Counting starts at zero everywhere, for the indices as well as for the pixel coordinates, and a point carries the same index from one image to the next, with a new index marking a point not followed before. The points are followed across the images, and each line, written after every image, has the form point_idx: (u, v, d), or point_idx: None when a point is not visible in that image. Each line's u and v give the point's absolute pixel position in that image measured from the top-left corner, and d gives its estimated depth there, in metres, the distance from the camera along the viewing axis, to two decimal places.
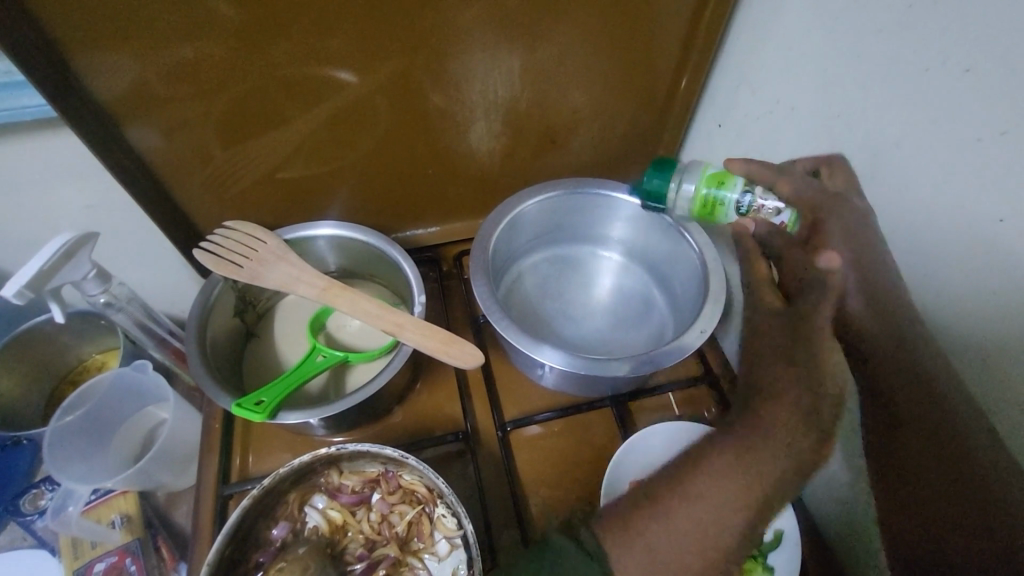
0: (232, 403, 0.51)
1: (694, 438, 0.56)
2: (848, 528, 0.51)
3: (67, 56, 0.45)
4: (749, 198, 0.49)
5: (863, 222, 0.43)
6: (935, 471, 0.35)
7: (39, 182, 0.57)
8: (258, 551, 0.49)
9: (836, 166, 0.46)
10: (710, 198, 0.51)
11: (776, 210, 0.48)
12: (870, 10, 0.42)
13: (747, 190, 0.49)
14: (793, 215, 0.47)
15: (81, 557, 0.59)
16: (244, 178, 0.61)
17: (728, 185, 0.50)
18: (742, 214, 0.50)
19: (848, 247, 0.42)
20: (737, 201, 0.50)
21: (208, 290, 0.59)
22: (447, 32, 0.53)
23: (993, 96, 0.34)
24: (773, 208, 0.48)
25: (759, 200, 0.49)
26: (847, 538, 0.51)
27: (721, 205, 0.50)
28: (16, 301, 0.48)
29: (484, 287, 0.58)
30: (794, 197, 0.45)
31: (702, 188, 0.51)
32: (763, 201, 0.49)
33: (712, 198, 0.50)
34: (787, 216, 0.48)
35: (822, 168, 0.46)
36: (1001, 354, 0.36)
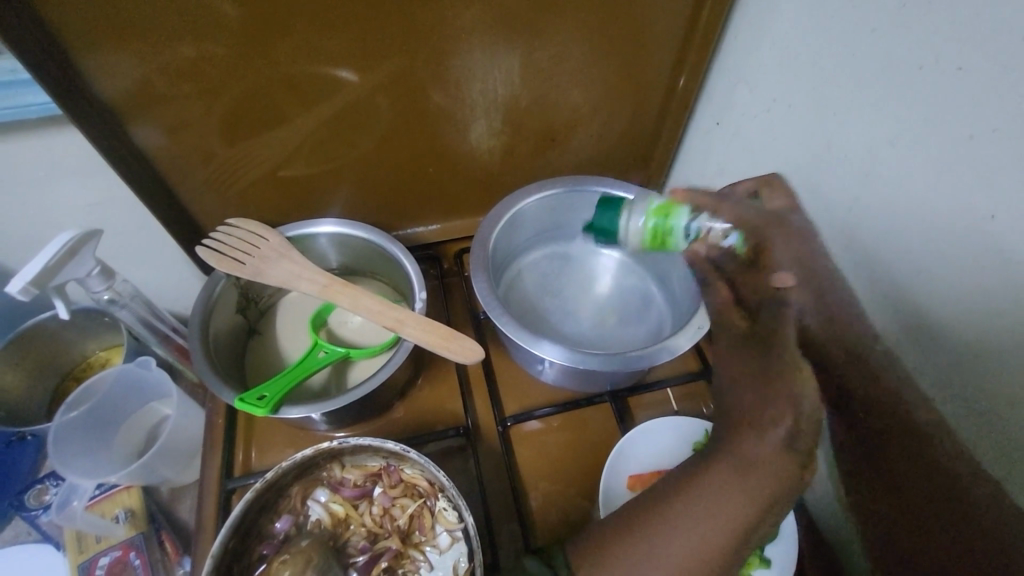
0: (235, 398, 0.51)
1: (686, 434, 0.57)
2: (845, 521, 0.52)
3: (72, 54, 0.46)
4: (695, 226, 0.47)
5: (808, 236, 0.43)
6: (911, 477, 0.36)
7: (43, 179, 0.57)
8: (262, 543, 0.50)
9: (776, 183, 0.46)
10: (659, 229, 0.48)
11: (723, 233, 0.43)
12: (865, 10, 0.42)
13: (693, 217, 0.47)
14: (740, 238, 0.42)
15: (86, 552, 0.60)
16: (247, 177, 0.61)
17: (671, 213, 0.47)
18: (692, 241, 0.47)
19: (801, 256, 0.41)
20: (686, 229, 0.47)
21: (211, 287, 0.59)
22: (446, 31, 0.53)
23: (986, 94, 0.35)
24: (720, 232, 0.44)
25: (705, 226, 0.46)
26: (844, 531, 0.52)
27: (667, 235, 0.48)
28: (21, 298, 0.49)
29: (484, 284, 0.58)
30: (756, 207, 0.45)
31: (646, 218, 0.49)
32: (709, 226, 0.45)
33: (659, 228, 0.48)
34: (731, 241, 0.43)
35: (763, 187, 0.46)
36: (995, 349, 0.36)
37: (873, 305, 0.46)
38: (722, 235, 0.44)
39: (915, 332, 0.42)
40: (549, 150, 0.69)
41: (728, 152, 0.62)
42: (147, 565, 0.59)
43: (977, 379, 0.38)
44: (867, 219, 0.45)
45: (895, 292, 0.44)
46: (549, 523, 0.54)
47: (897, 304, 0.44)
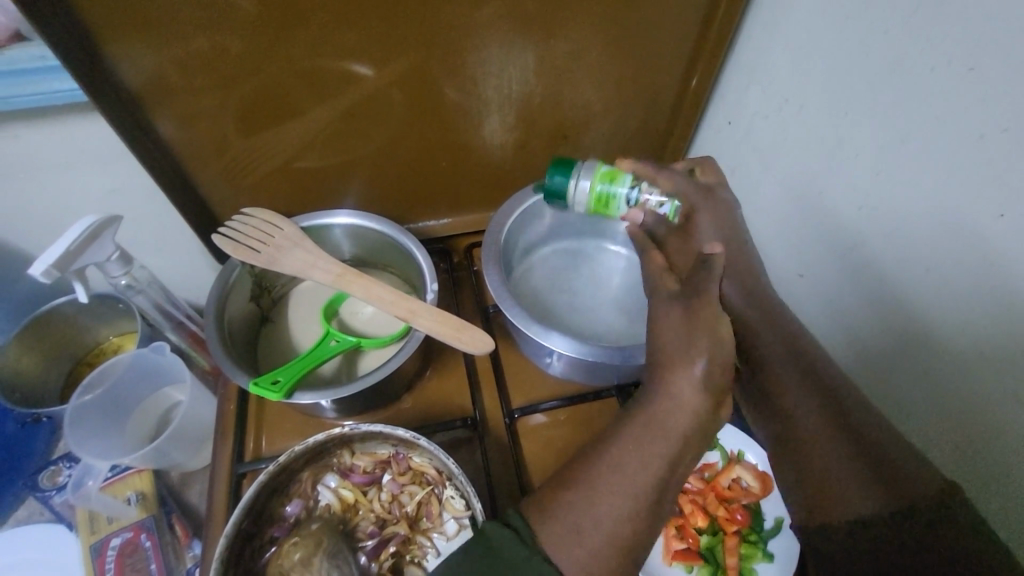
0: (250, 382, 0.52)
1: None
2: None
3: (100, 45, 0.47)
4: (637, 192, 0.52)
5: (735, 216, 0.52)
6: (869, 473, 0.37)
7: (65, 165, 0.58)
8: (273, 526, 0.51)
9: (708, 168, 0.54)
10: (603, 194, 0.51)
11: (659, 203, 0.52)
12: (879, 11, 0.43)
13: (635, 185, 0.52)
14: (673, 205, 0.52)
15: (98, 532, 0.60)
16: (263, 167, 0.62)
17: (617, 178, 0.51)
18: (632, 207, 0.52)
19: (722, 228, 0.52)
20: (627, 196, 0.51)
21: (226, 274, 0.60)
22: (463, 28, 0.54)
23: (996, 96, 0.35)
24: (657, 201, 0.52)
25: (645, 194, 0.52)
26: None
27: (613, 199, 0.51)
28: (43, 280, 0.50)
29: (495, 276, 0.59)
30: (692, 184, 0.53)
31: (594, 180, 0.51)
32: (648, 195, 0.52)
33: (606, 193, 0.51)
34: (667, 209, 0.52)
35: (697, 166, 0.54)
36: (1000, 347, 0.37)
37: (878, 304, 0.47)
38: (659, 204, 0.52)
39: (922, 329, 0.43)
40: (560, 147, 0.70)
41: (739, 152, 0.63)
42: (158, 547, 0.61)
43: (984, 378, 0.38)
44: (877, 218, 0.45)
45: (903, 291, 0.44)
46: None
47: (904, 303, 0.44)
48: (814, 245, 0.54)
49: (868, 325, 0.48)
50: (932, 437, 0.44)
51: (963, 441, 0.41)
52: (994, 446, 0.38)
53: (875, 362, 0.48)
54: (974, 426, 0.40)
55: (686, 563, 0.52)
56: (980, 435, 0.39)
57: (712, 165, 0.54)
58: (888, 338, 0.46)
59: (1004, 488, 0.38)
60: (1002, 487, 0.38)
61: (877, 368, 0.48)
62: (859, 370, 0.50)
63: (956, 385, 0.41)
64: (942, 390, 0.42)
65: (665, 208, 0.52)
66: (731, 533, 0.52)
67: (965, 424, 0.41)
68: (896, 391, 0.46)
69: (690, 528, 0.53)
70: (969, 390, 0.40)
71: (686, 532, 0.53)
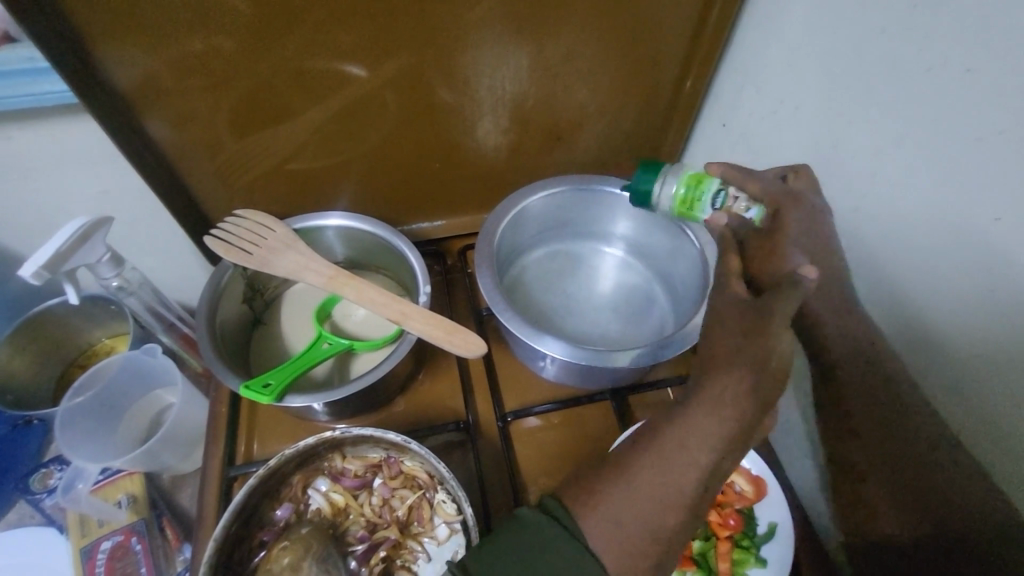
0: (240, 385, 0.52)
1: None
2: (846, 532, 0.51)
3: (90, 45, 0.47)
4: (723, 196, 0.48)
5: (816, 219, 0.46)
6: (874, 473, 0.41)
7: (56, 165, 0.58)
8: (263, 530, 0.50)
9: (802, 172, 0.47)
10: (688, 196, 0.49)
11: (745, 207, 0.48)
12: (873, 12, 0.42)
13: (722, 189, 0.48)
14: (760, 209, 0.47)
15: (89, 535, 0.60)
16: (256, 168, 0.62)
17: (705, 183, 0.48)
18: (716, 210, 0.48)
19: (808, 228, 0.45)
20: (713, 198, 0.48)
21: (218, 276, 0.60)
22: (457, 27, 0.54)
23: (990, 97, 0.35)
24: (744, 204, 0.48)
25: (732, 197, 0.48)
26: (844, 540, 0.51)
27: (699, 201, 0.49)
28: (33, 281, 0.50)
29: (488, 278, 0.59)
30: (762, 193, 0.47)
31: (681, 185, 0.49)
32: (735, 197, 0.48)
33: (691, 194, 0.49)
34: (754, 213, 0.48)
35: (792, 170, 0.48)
36: (997, 350, 0.37)
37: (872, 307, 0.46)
38: (746, 207, 0.48)
39: (919, 334, 0.43)
40: (555, 148, 0.70)
41: (734, 153, 0.63)
42: (148, 551, 0.60)
43: (979, 380, 0.38)
44: (873, 219, 0.45)
45: (900, 295, 0.44)
46: None
47: (904, 306, 0.44)
48: None
49: None
50: None
51: None
52: (994, 451, 0.38)
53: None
54: (971, 431, 0.39)
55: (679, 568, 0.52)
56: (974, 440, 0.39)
57: (809, 170, 0.47)
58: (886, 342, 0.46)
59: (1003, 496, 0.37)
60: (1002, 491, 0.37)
61: None
62: None
63: (954, 389, 0.40)
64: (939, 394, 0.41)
65: (751, 212, 0.48)
66: (723, 538, 0.51)
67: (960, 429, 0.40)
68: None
69: None
70: (966, 394, 0.39)
71: None
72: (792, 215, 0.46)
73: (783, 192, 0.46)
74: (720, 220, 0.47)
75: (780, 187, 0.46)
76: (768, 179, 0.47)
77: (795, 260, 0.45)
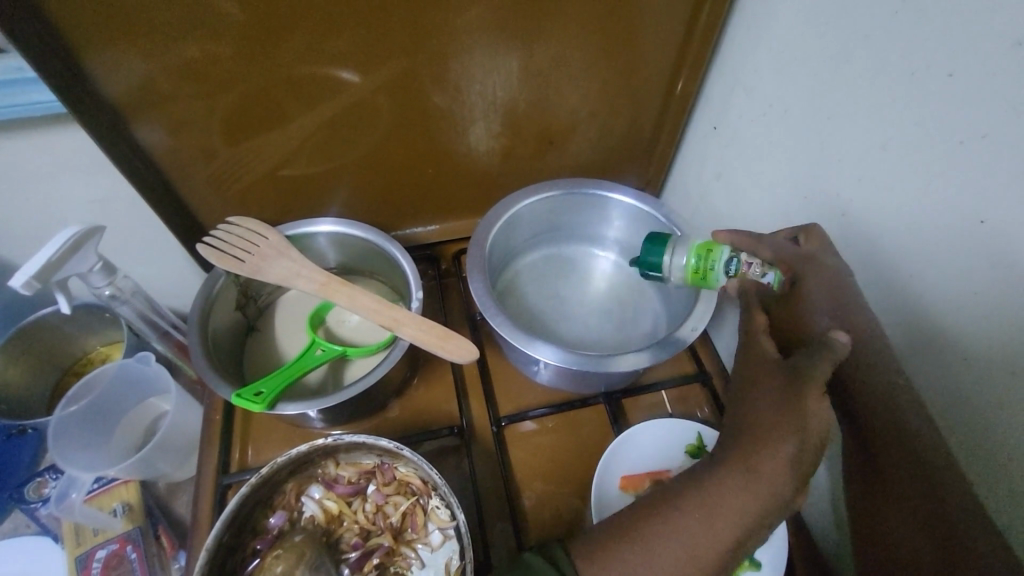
0: (233, 394, 0.52)
1: (670, 444, 0.57)
2: (840, 533, 0.51)
3: (79, 54, 0.47)
4: (736, 262, 0.52)
5: (833, 260, 0.45)
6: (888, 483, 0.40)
7: (47, 175, 0.58)
8: (256, 538, 0.50)
9: (813, 233, 0.47)
10: (700, 267, 0.54)
11: (761, 273, 0.50)
12: (859, 16, 0.43)
13: (734, 256, 0.52)
14: (776, 274, 0.49)
15: (84, 544, 0.60)
16: (248, 175, 0.62)
17: (715, 253, 0.53)
18: (731, 276, 0.52)
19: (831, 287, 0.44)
20: (725, 266, 0.53)
21: (210, 284, 0.60)
22: (447, 33, 0.54)
23: (976, 100, 0.35)
24: (758, 270, 0.50)
25: (745, 263, 0.51)
26: (837, 540, 0.51)
27: (711, 270, 0.53)
28: (25, 290, 0.49)
29: (480, 284, 0.59)
30: (775, 256, 0.48)
31: (692, 256, 0.55)
32: (748, 264, 0.51)
33: (702, 267, 0.54)
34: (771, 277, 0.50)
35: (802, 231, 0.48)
36: (990, 353, 0.36)
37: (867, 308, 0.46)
38: (761, 273, 0.50)
39: (916, 335, 0.42)
40: (547, 152, 0.70)
41: (724, 156, 0.63)
42: (143, 558, 0.60)
43: (970, 382, 0.38)
44: (865, 221, 0.45)
45: (893, 296, 0.43)
46: (542, 523, 0.55)
47: (897, 307, 0.43)
48: None
49: None
50: None
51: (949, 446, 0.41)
52: (993, 450, 0.37)
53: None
54: (970, 433, 0.39)
55: None
56: (964, 443, 0.39)
57: (821, 230, 0.46)
58: None
59: (1002, 500, 0.37)
60: (1005, 492, 0.37)
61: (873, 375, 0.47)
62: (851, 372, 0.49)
63: (945, 390, 0.40)
64: (936, 397, 0.41)
65: (768, 277, 0.50)
66: None
67: (952, 427, 0.40)
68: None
69: None
70: (957, 396, 0.39)
71: None
72: (811, 281, 0.45)
73: (798, 257, 0.46)
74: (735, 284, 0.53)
75: (793, 252, 0.47)
76: (780, 243, 0.49)
77: (818, 323, 0.45)
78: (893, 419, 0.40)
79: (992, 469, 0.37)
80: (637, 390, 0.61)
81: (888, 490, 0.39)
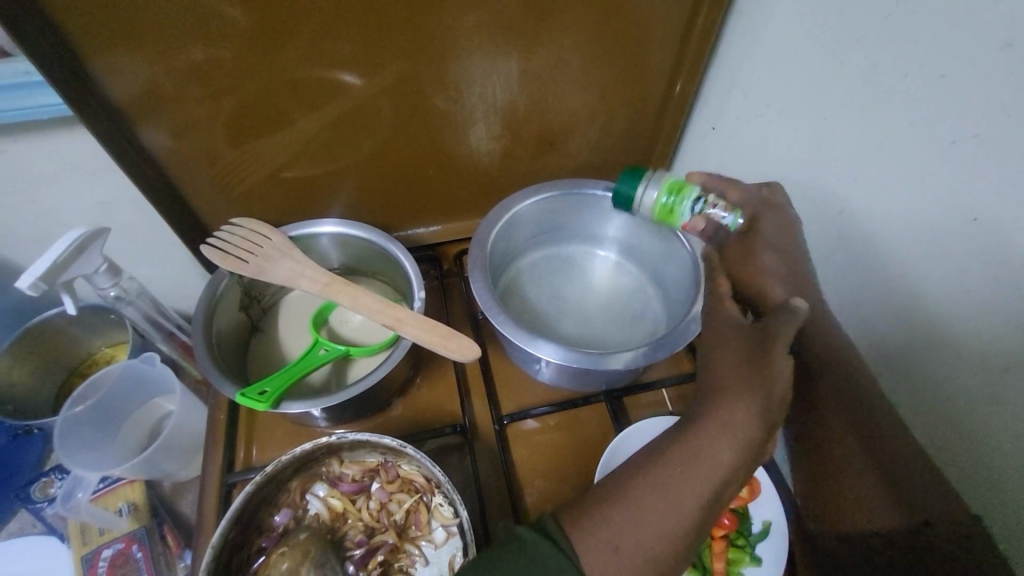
0: (237, 393, 0.52)
1: None
2: None
3: (83, 57, 0.48)
4: (701, 204, 0.54)
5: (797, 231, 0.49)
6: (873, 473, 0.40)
7: (54, 178, 0.59)
8: (262, 536, 0.51)
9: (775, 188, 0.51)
10: (667, 204, 0.56)
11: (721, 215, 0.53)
12: (854, 17, 0.43)
13: (700, 197, 0.54)
14: (735, 216, 0.52)
15: (90, 544, 0.60)
16: (252, 177, 0.63)
17: (682, 193, 0.55)
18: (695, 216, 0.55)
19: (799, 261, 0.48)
20: (690, 207, 0.55)
21: (215, 284, 0.60)
22: (447, 36, 0.55)
23: (971, 99, 0.35)
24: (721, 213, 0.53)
25: (709, 207, 0.54)
26: None
27: (676, 207, 0.55)
28: (31, 292, 0.49)
29: (482, 284, 0.59)
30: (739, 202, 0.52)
31: (661, 192, 0.56)
32: (712, 207, 0.54)
33: (669, 204, 0.56)
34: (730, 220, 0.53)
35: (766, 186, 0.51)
36: (984, 350, 0.37)
37: (868, 308, 0.46)
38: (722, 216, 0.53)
39: (914, 332, 0.42)
40: (547, 153, 0.70)
41: (723, 156, 0.63)
42: (149, 558, 0.60)
43: (961, 379, 0.39)
44: (862, 220, 0.45)
45: (890, 294, 0.44)
46: None
47: (894, 306, 0.44)
48: None
49: (861, 329, 0.47)
50: (925, 438, 0.43)
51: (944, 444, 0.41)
52: (986, 446, 0.38)
53: (872, 367, 0.47)
54: (966, 429, 0.39)
55: None
56: (958, 438, 0.40)
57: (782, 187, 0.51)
58: (880, 343, 0.46)
59: (995, 496, 0.37)
60: (999, 486, 0.37)
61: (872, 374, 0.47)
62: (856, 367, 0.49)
63: (940, 387, 0.41)
64: (935, 394, 0.41)
65: (726, 220, 0.53)
66: (718, 538, 0.51)
67: (948, 426, 0.41)
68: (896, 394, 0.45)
69: None
70: (952, 392, 0.40)
71: None
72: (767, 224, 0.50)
73: (760, 202, 0.51)
74: (699, 223, 0.55)
75: (757, 197, 0.51)
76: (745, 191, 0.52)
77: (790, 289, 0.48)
78: (856, 404, 0.42)
79: (985, 464, 0.38)
80: (639, 389, 0.61)
81: (863, 484, 0.41)
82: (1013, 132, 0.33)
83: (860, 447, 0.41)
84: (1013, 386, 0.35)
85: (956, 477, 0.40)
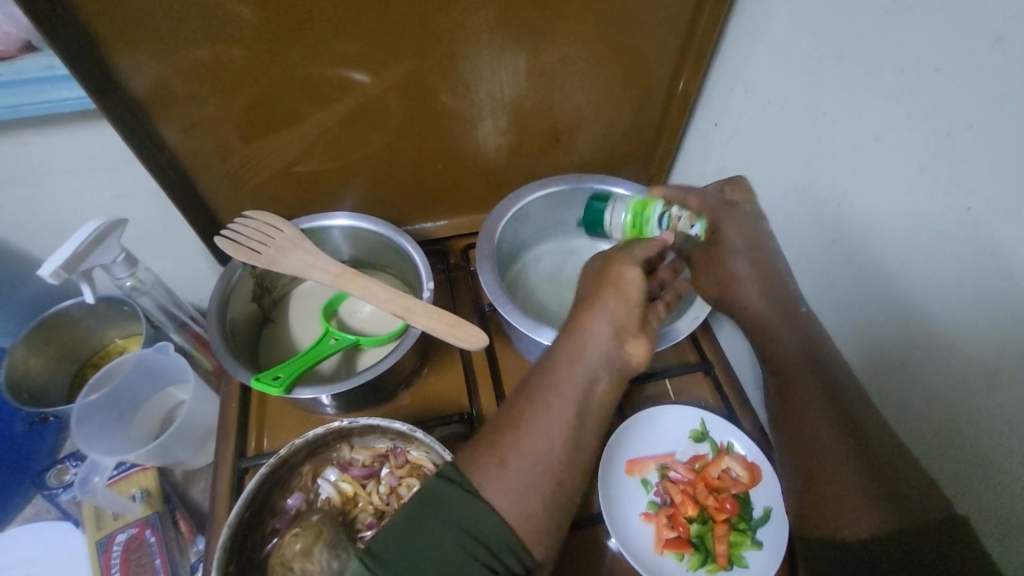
0: (252, 377, 0.54)
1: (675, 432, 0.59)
2: None
3: (106, 52, 0.49)
4: (667, 218, 0.57)
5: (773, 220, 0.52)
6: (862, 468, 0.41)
7: (75, 170, 0.60)
8: (275, 518, 0.52)
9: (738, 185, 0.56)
10: (636, 222, 0.58)
11: (689, 224, 0.56)
12: (852, 14, 0.45)
13: (665, 212, 0.57)
14: (702, 224, 0.55)
15: (104, 528, 0.62)
16: (265, 172, 0.64)
17: (646, 209, 0.57)
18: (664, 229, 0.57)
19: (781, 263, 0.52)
20: (658, 221, 0.57)
21: (229, 275, 0.62)
22: (457, 34, 0.56)
23: (966, 92, 0.37)
24: (687, 222, 0.56)
25: (675, 217, 0.56)
26: None
27: (647, 224, 0.58)
28: (52, 281, 0.51)
29: (489, 275, 0.61)
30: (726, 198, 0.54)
31: (629, 211, 0.59)
32: (678, 217, 0.56)
33: (638, 221, 0.58)
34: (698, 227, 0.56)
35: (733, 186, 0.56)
36: (980, 336, 0.38)
37: (865, 298, 0.48)
38: (689, 224, 0.56)
39: (908, 320, 0.44)
40: (553, 148, 0.72)
41: (725, 152, 0.64)
42: (162, 542, 0.62)
43: (960, 368, 0.40)
44: (860, 213, 0.47)
45: (887, 284, 0.45)
46: None
47: (892, 298, 0.45)
48: (799, 239, 0.55)
49: (861, 319, 0.49)
50: (923, 424, 0.44)
51: (941, 429, 0.42)
52: (985, 429, 0.39)
53: (870, 356, 0.48)
54: (963, 416, 0.40)
55: (677, 551, 0.52)
56: (959, 424, 0.41)
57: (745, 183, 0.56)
58: (883, 332, 0.46)
59: (997, 483, 0.38)
60: (998, 471, 0.38)
61: (869, 365, 0.48)
62: (859, 362, 0.50)
63: (935, 376, 0.42)
64: (929, 388, 0.42)
65: (694, 229, 0.56)
66: (720, 521, 0.53)
67: (945, 412, 0.42)
68: (890, 390, 0.47)
69: (681, 517, 0.54)
70: (947, 380, 0.41)
71: (676, 522, 0.54)
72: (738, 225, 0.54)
73: (722, 203, 0.55)
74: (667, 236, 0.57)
75: (719, 200, 0.55)
76: (717, 192, 0.56)
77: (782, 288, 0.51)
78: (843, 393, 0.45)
79: (987, 450, 0.39)
80: (638, 378, 0.63)
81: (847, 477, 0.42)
82: (1007, 121, 0.34)
83: (844, 432, 0.43)
84: (1008, 371, 0.36)
85: (944, 463, 0.42)
